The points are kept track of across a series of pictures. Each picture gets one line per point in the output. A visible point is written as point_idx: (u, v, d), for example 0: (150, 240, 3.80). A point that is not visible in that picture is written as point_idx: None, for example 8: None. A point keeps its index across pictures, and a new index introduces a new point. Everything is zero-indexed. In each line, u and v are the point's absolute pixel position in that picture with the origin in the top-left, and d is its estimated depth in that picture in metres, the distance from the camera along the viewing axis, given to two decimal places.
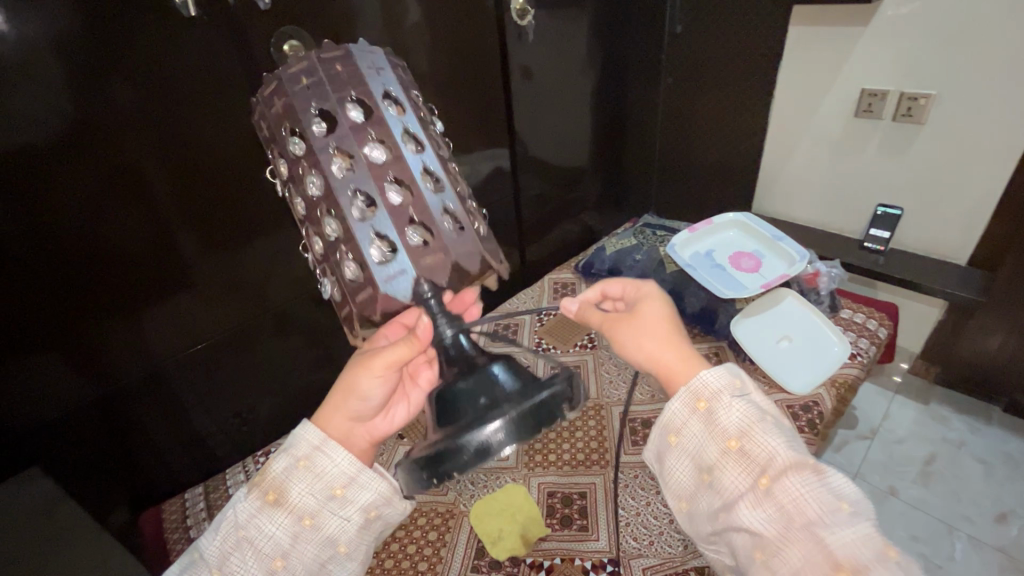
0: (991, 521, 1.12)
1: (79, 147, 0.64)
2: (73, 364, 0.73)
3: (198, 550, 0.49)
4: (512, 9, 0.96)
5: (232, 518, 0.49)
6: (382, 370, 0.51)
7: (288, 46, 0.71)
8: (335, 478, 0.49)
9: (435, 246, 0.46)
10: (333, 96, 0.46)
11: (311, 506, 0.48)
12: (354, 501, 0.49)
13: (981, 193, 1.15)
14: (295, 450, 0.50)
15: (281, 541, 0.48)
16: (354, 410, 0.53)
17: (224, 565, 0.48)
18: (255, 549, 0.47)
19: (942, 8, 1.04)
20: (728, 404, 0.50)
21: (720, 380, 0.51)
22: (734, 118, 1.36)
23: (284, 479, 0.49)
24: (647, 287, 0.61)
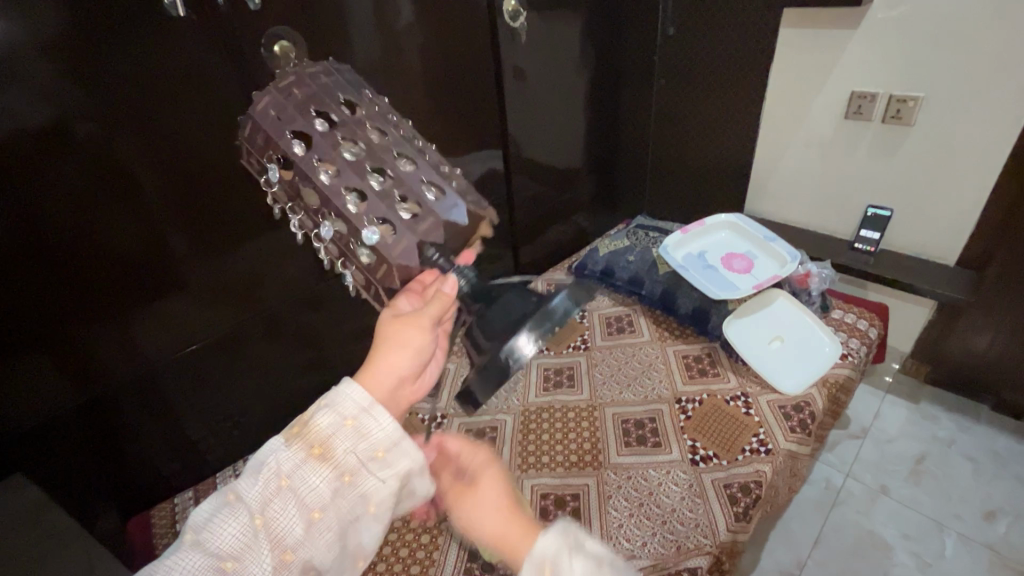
0: (981, 519, 1.13)
1: (65, 147, 0.63)
2: (60, 366, 0.72)
3: (235, 492, 0.41)
4: (505, 10, 0.96)
5: (272, 466, 0.41)
6: (427, 327, 0.50)
7: (279, 48, 0.72)
8: (379, 439, 0.43)
9: (425, 211, 0.50)
10: (298, 116, 0.53)
11: (353, 463, 0.42)
12: (395, 466, 0.43)
13: (970, 194, 1.16)
14: (342, 406, 0.43)
15: (322, 495, 0.41)
16: (402, 366, 0.49)
17: (265, 514, 0.40)
18: (295, 501, 0.40)
19: (930, 11, 1.05)
20: (569, 565, 0.37)
21: (553, 537, 0.39)
22: (725, 120, 1.38)
23: (329, 434, 0.42)
24: (479, 451, 0.49)
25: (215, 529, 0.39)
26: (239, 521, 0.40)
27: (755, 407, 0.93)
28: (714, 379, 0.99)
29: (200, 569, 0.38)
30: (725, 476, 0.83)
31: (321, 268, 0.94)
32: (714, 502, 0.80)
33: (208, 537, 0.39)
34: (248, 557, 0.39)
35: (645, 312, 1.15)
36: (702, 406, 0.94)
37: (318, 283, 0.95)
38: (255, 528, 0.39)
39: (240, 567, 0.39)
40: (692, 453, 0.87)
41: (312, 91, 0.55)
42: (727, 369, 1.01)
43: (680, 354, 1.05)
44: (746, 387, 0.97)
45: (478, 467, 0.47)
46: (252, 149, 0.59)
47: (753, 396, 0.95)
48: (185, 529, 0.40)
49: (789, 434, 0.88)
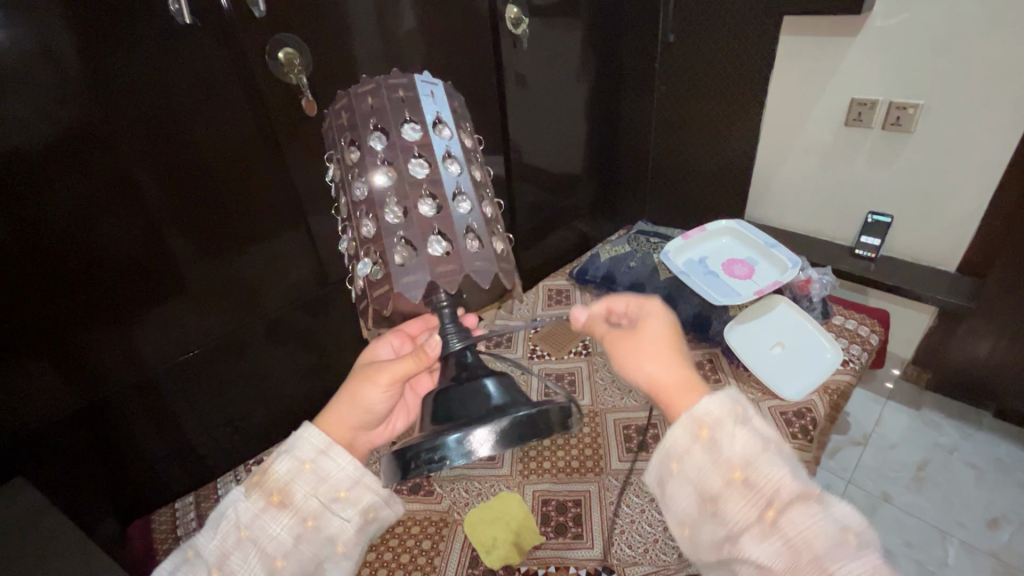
0: (984, 527, 1.13)
1: (69, 154, 0.63)
2: (61, 371, 0.72)
3: (194, 549, 0.45)
4: (507, 16, 0.97)
5: (232, 518, 0.45)
6: (386, 384, 0.52)
7: (283, 55, 0.73)
8: (338, 479, 0.46)
9: (423, 264, 0.48)
10: (394, 110, 0.49)
11: (313, 507, 0.45)
12: (357, 502, 0.46)
13: (970, 200, 1.16)
14: (299, 451, 0.47)
15: (284, 542, 0.44)
16: (357, 422, 0.52)
17: (223, 566, 0.44)
18: (256, 550, 0.44)
19: (928, 19, 1.06)
20: (732, 430, 0.42)
21: (721, 405, 0.43)
22: (725, 126, 1.39)
23: (287, 479, 0.45)
24: (647, 303, 0.54)
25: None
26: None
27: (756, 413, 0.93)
28: (715, 385, 0.99)
29: None
30: None
31: (323, 272, 0.94)
32: None
33: None
34: None
35: None
36: None
37: (319, 287, 0.95)
38: None
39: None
40: None
41: (378, 96, 0.50)
42: (728, 376, 1.01)
43: None
44: (748, 393, 0.97)
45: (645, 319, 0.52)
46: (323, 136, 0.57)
47: (754, 403, 0.95)
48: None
49: (790, 440, 0.88)
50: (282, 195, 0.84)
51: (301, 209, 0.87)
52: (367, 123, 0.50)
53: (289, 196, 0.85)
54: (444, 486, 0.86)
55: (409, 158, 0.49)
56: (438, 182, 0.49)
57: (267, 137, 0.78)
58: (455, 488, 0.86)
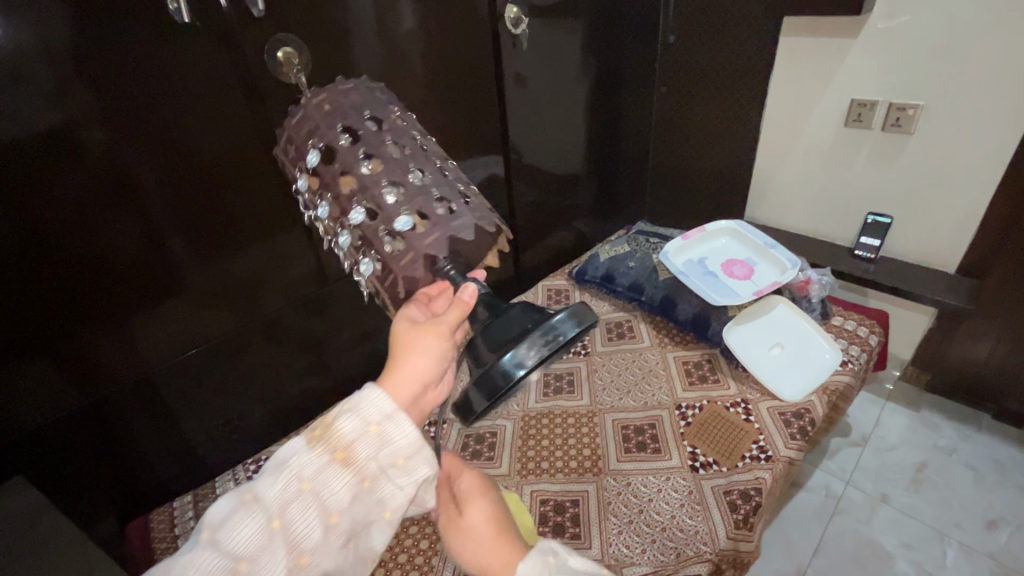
0: (982, 528, 1.13)
1: (68, 151, 0.63)
2: (60, 367, 0.72)
3: (251, 493, 0.41)
4: (507, 17, 0.97)
5: (292, 468, 0.41)
6: (445, 335, 0.50)
7: (282, 54, 0.73)
8: (400, 446, 0.43)
9: (459, 211, 0.57)
10: (327, 125, 0.59)
11: (374, 470, 0.43)
12: (414, 474, 0.44)
13: (970, 202, 1.16)
14: (365, 412, 0.43)
15: (342, 500, 0.42)
16: (425, 373, 0.48)
17: (281, 517, 0.41)
18: (315, 505, 0.41)
19: (929, 21, 1.06)
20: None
21: (534, 566, 0.46)
22: (725, 127, 1.39)
23: (352, 438, 0.42)
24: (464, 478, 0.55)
25: (230, 530, 0.40)
26: (254, 522, 0.40)
27: (755, 414, 0.93)
28: (714, 386, 0.99)
29: (214, 566, 0.39)
30: (725, 482, 0.83)
31: (322, 271, 0.94)
32: (714, 510, 0.79)
33: (223, 536, 0.40)
34: (261, 558, 0.40)
35: (645, 318, 1.16)
36: (701, 413, 0.94)
37: (318, 287, 0.95)
38: (271, 530, 0.40)
39: (253, 569, 0.39)
40: (692, 459, 0.86)
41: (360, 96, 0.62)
42: (727, 376, 1.01)
43: (680, 360, 1.05)
44: (746, 394, 0.97)
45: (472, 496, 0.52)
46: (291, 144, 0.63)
47: (753, 403, 0.95)
48: (197, 527, 0.41)
49: (789, 441, 0.88)
50: (283, 195, 0.84)
51: (299, 209, 0.87)
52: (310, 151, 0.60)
53: (288, 195, 0.85)
54: None
55: (354, 160, 0.57)
56: (387, 168, 0.57)
57: (267, 136, 0.78)
58: None
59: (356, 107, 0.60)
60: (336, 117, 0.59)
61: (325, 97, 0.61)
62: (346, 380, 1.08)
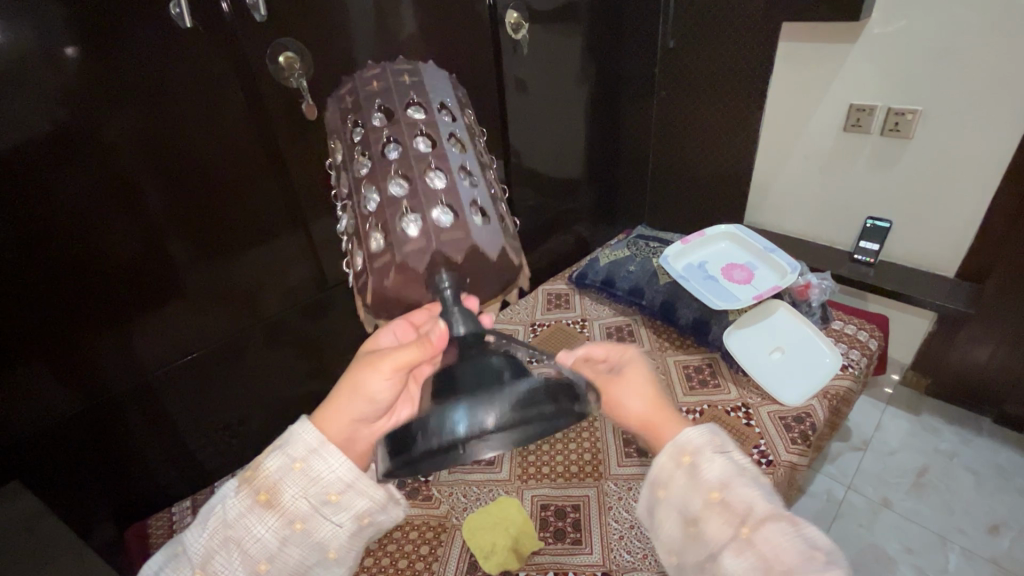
0: (984, 533, 1.12)
1: (67, 155, 0.63)
2: (59, 373, 0.72)
3: (181, 545, 0.44)
4: (507, 23, 0.98)
5: (220, 515, 0.43)
6: (388, 372, 0.47)
7: (283, 59, 0.74)
8: (330, 482, 0.44)
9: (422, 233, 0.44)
10: (344, 117, 0.52)
11: (303, 509, 0.43)
12: (350, 507, 0.44)
13: (968, 206, 1.17)
14: (291, 449, 0.44)
15: (269, 543, 0.43)
16: (358, 412, 0.47)
17: (208, 566, 0.42)
18: (240, 552, 0.42)
19: (925, 27, 1.07)
20: (711, 459, 0.43)
21: (703, 434, 0.45)
22: (724, 131, 1.39)
23: (277, 478, 0.43)
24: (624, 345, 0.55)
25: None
26: (183, 572, 0.42)
27: (755, 418, 0.93)
28: (714, 390, 0.99)
29: None
30: None
31: (323, 275, 0.94)
32: None
33: None
34: None
35: (646, 322, 1.15)
36: (702, 417, 0.94)
37: (318, 291, 0.95)
38: None
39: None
40: None
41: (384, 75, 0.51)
42: (728, 380, 1.00)
43: (680, 364, 1.05)
44: (747, 398, 0.96)
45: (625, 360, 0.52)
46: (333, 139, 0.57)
47: (753, 407, 0.95)
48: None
49: (790, 445, 0.87)
50: (283, 200, 0.84)
51: (299, 214, 0.87)
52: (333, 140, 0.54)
53: (288, 200, 0.85)
54: (443, 490, 0.86)
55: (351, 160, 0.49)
56: (370, 175, 0.47)
57: (267, 141, 0.79)
58: (454, 493, 0.85)
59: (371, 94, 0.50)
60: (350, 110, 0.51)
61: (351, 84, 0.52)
62: None
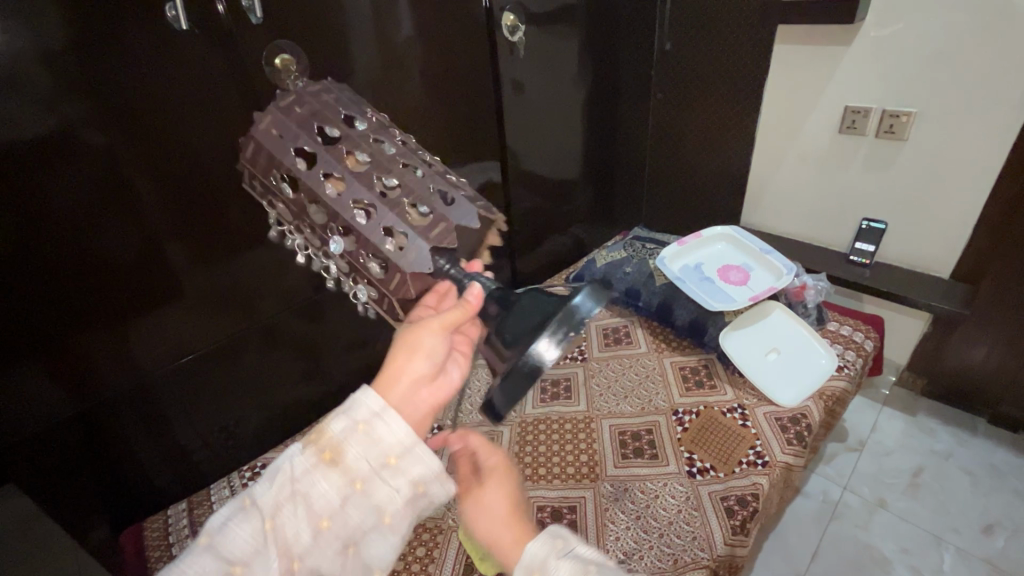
0: (979, 532, 1.13)
1: (63, 155, 0.63)
2: (54, 374, 0.71)
3: (249, 497, 0.39)
4: (504, 25, 0.98)
5: (286, 471, 0.38)
6: (441, 330, 0.46)
7: (279, 61, 0.71)
8: (392, 445, 0.39)
9: (436, 214, 0.49)
10: (286, 138, 0.50)
11: (365, 470, 0.38)
12: (410, 474, 0.39)
13: (962, 208, 1.17)
14: (354, 411, 0.40)
15: (330, 504, 0.38)
16: (418, 372, 0.45)
17: (273, 521, 0.38)
18: (305, 507, 0.37)
19: (920, 29, 1.07)
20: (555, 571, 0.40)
21: (543, 544, 0.42)
22: (720, 133, 1.40)
23: (341, 439, 0.39)
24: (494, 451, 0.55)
25: (227, 533, 0.38)
26: (249, 526, 0.38)
27: (752, 419, 0.93)
28: (711, 391, 0.99)
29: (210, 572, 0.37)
30: (722, 488, 0.83)
31: (320, 276, 0.94)
32: (711, 515, 0.79)
33: (221, 540, 0.38)
34: (255, 563, 0.37)
35: (643, 323, 1.16)
36: (698, 418, 0.94)
37: (315, 293, 0.95)
38: (263, 534, 0.38)
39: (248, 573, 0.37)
40: (689, 465, 0.86)
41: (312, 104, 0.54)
42: (723, 381, 1.01)
43: (677, 365, 1.05)
44: (743, 399, 0.97)
45: (491, 470, 0.52)
46: (251, 183, 0.56)
47: (750, 408, 0.95)
48: (202, 531, 0.39)
49: (785, 446, 0.88)
50: None
51: None
52: (271, 171, 0.51)
53: None
54: None
55: (315, 181, 0.48)
56: (351, 186, 0.48)
57: None
58: None
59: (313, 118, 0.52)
60: (286, 135, 0.50)
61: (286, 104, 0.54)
62: (343, 386, 1.08)
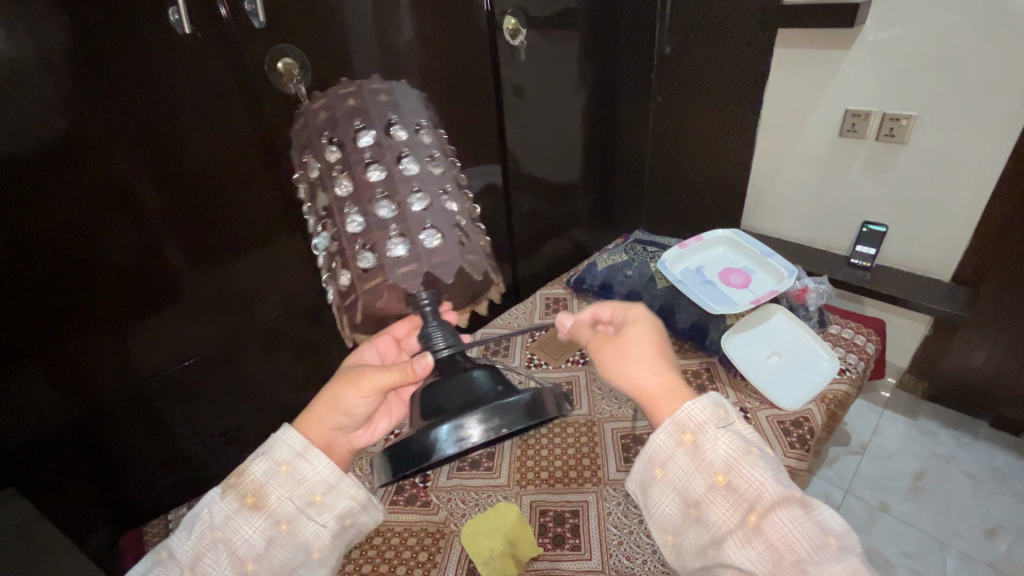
0: (981, 536, 1.13)
1: (66, 161, 0.63)
2: (56, 379, 0.71)
3: (170, 550, 0.48)
4: (505, 28, 0.98)
5: (208, 519, 0.48)
6: (368, 392, 0.53)
7: (282, 65, 0.73)
8: (314, 484, 0.49)
9: (411, 256, 0.50)
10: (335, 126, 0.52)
11: (289, 510, 0.48)
12: (333, 508, 0.49)
13: (963, 211, 1.17)
14: (276, 455, 0.50)
15: (256, 545, 0.47)
16: (338, 422, 0.53)
17: (197, 567, 0.46)
18: (228, 552, 0.46)
19: (920, 33, 1.08)
20: (715, 438, 0.47)
21: (705, 410, 0.49)
22: (720, 136, 1.40)
23: (263, 482, 0.49)
24: (634, 310, 0.60)
25: None
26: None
27: (754, 422, 0.93)
28: (713, 395, 0.99)
29: None
30: None
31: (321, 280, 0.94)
32: None
33: None
34: None
35: None
36: None
37: (315, 297, 0.95)
38: None
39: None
40: None
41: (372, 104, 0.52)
42: (726, 385, 1.01)
43: (678, 369, 1.05)
44: (745, 403, 0.97)
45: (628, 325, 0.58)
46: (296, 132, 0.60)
47: (752, 412, 0.95)
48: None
49: (788, 450, 0.88)
50: (280, 204, 0.84)
51: (297, 218, 0.87)
52: (312, 147, 0.54)
53: (287, 204, 0.84)
54: (441, 496, 0.86)
55: (333, 177, 0.51)
56: (352, 196, 0.50)
57: (264, 149, 0.79)
58: (452, 499, 0.85)
59: (368, 113, 0.51)
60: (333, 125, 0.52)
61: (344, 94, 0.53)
62: None
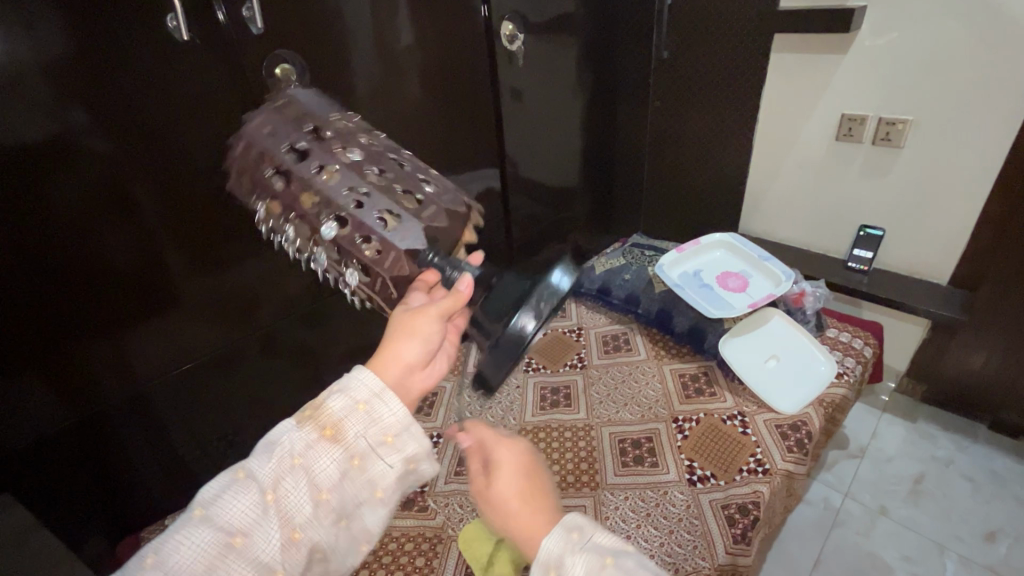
0: (981, 540, 1.12)
1: (67, 165, 0.64)
2: (55, 384, 0.71)
3: (246, 471, 0.42)
4: (502, 34, 0.99)
5: (286, 447, 0.42)
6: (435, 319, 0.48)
7: (279, 71, 0.74)
8: (389, 423, 0.45)
9: (410, 218, 0.54)
10: (279, 155, 0.60)
11: (362, 447, 0.44)
12: (403, 451, 0.45)
13: (959, 214, 1.18)
14: (353, 391, 0.45)
15: (331, 478, 0.43)
16: (409, 357, 0.47)
17: (276, 491, 0.41)
18: (307, 480, 0.42)
19: (915, 38, 1.08)
20: (573, 565, 0.40)
21: (558, 537, 0.41)
22: (718, 141, 1.41)
23: (342, 416, 0.44)
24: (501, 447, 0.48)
25: (224, 505, 0.40)
26: (249, 497, 0.41)
27: (752, 427, 0.93)
28: (711, 399, 0.99)
29: (207, 545, 0.39)
30: (722, 496, 0.82)
31: (319, 285, 0.94)
32: (712, 523, 0.79)
33: (217, 512, 0.40)
34: (255, 534, 0.40)
35: (642, 330, 1.15)
36: (698, 426, 0.94)
37: (313, 302, 0.95)
38: (264, 505, 0.41)
39: (248, 543, 0.40)
40: (689, 473, 0.86)
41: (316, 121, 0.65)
42: (724, 389, 1.00)
43: (676, 372, 1.05)
44: (743, 406, 0.97)
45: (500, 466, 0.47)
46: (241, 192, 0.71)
47: (749, 416, 0.95)
48: (193, 506, 0.41)
49: (786, 455, 0.88)
50: None
51: None
52: (267, 189, 0.61)
53: None
54: (438, 501, 0.86)
55: (297, 199, 0.57)
56: (324, 198, 0.55)
57: None
58: (449, 503, 0.85)
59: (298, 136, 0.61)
60: (277, 158, 0.60)
61: (273, 123, 0.63)
62: None
